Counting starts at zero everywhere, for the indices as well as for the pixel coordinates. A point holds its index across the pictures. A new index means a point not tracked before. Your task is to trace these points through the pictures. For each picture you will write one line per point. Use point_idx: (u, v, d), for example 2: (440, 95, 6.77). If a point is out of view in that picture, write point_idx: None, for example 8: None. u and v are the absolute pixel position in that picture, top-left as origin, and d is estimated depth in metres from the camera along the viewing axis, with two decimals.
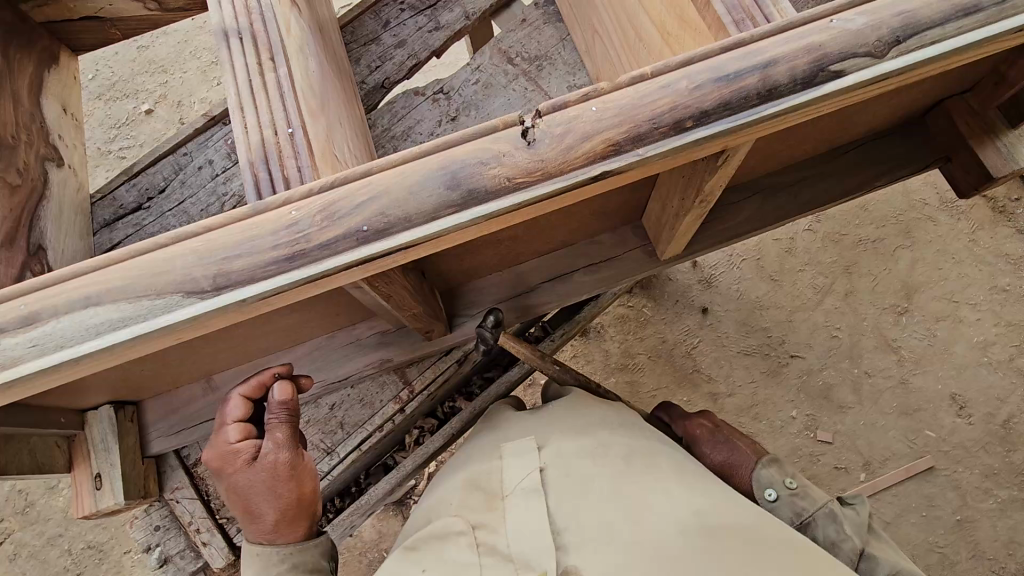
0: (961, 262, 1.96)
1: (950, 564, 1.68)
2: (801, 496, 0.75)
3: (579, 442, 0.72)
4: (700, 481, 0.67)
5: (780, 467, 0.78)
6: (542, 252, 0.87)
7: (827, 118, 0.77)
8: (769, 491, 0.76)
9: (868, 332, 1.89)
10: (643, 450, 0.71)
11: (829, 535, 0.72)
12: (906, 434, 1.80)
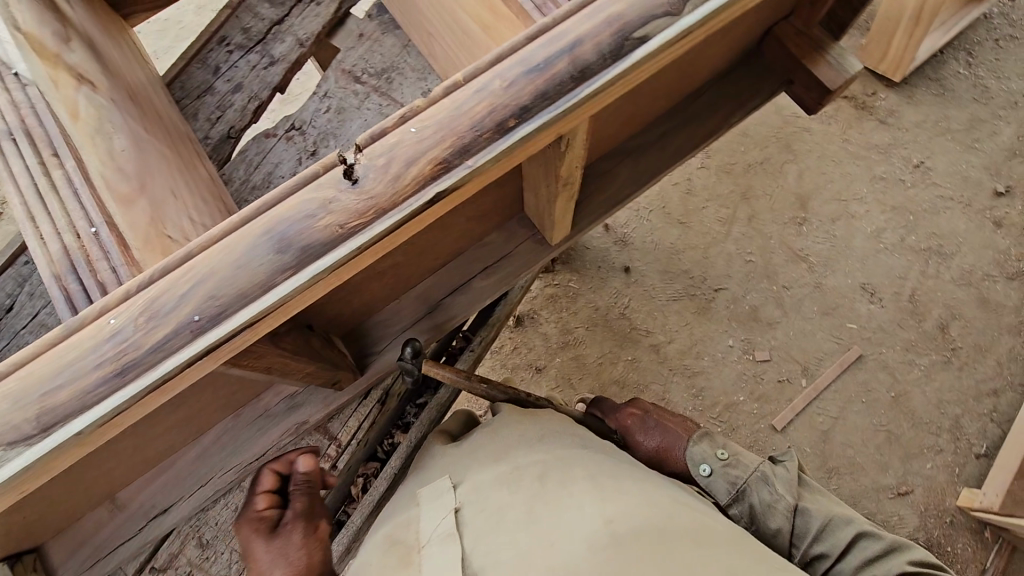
0: (840, 162, 2.10)
1: (897, 439, 1.83)
2: (732, 466, 0.92)
3: (497, 471, 0.76)
4: (619, 478, 0.73)
5: (709, 442, 0.95)
6: (436, 268, 0.85)
7: (664, 72, 0.78)
8: (705, 467, 0.93)
9: (777, 248, 2.00)
10: (560, 464, 0.75)
11: (764, 498, 0.88)
12: (832, 332, 1.92)
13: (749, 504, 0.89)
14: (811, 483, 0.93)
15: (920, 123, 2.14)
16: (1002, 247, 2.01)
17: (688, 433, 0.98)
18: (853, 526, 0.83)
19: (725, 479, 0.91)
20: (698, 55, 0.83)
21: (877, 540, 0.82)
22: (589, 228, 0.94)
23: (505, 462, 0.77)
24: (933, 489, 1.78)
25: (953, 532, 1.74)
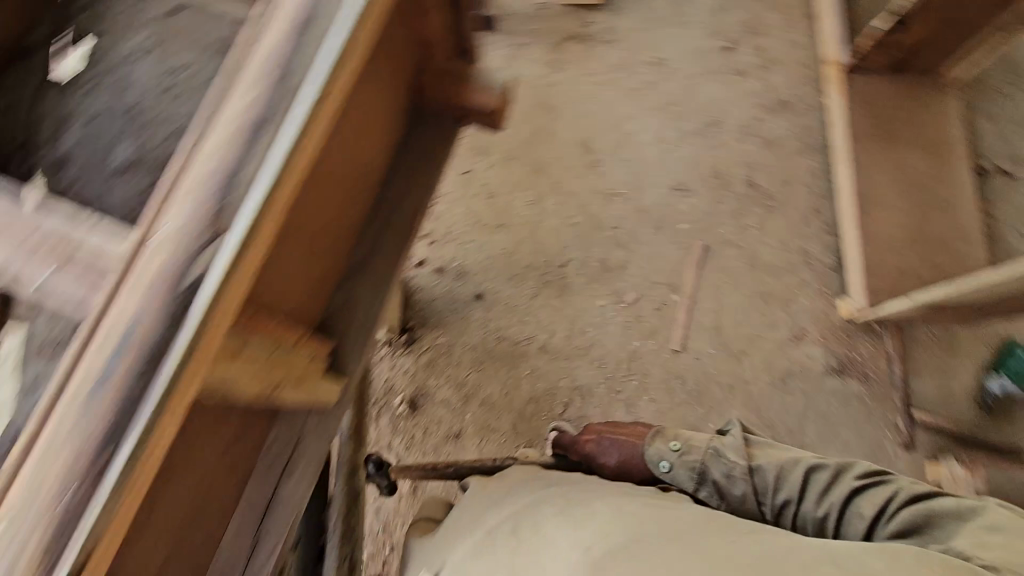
0: (596, 93, 2.20)
1: (772, 295, 1.99)
2: (686, 453, 1.16)
3: (506, 517, 0.99)
4: (601, 491, 1.01)
5: (662, 440, 1.21)
6: (244, 480, 0.88)
7: (308, 209, 0.75)
8: (664, 463, 1.17)
9: (592, 199, 2.08)
10: (560, 499, 0.99)
11: (722, 471, 1.11)
12: (673, 241, 2.04)
13: (711, 481, 1.11)
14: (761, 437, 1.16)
15: (639, 24, 2.27)
16: (756, 91, 2.22)
17: (642, 439, 1.25)
18: (801, 464, 1.06)
19: (691, 467, 1.14)
20: (336, 162, 0.79)
21: (825, 469, 1.04)
22: (371, 356, 0.97)
23: (511, 511, 1.00)
24: (819, 317, 1.98)
25: (851, 341, 1.97)
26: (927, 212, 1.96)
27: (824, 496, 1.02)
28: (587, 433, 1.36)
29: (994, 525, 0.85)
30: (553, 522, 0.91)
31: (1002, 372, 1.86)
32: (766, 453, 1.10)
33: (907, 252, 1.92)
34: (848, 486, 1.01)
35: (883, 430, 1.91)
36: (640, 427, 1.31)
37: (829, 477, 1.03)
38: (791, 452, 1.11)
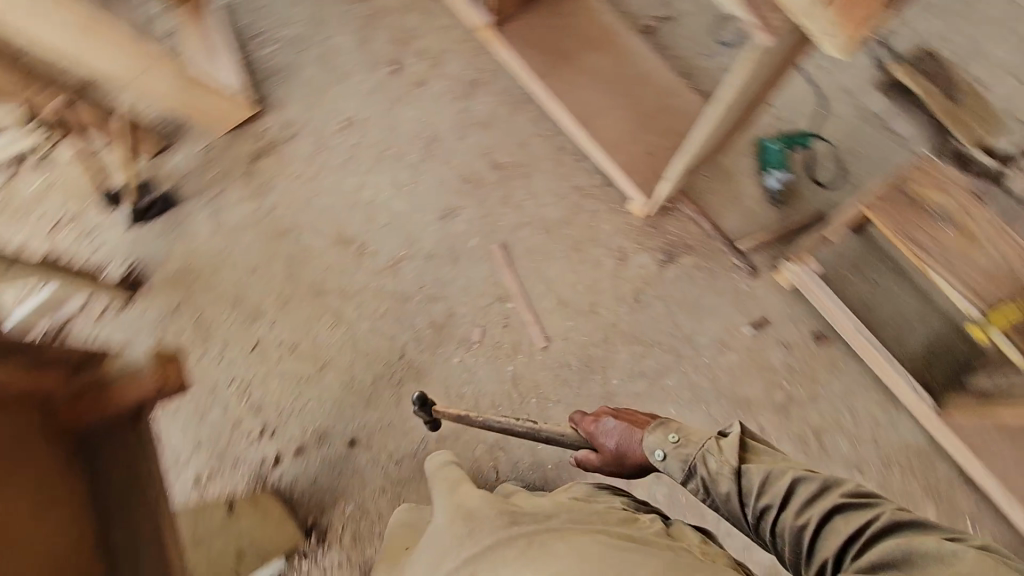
0: (315, 187, 2.10)
1: (580, 243, 2.10)
2: (682, 445, 1.18)
3: (494, 530, 1.07)
4: (582, 514, 1.11)
5: (662, 430, 1.22)
6: None
7: None
8: (659, 453, 1.20)
9: (384, 281, 2.01)
10: (550, 520, 1.08)
11: (712, 466, 1.13)
12: (473, 261, 2.06)
13: (699, 476, 1.15)
14: (760, 445, 1.17)
15: (306, 104, 2.17)
16: (444, 88, 2.22)
17: (643, 428, 1.28)
18: (787, 476, 1.07)
19: (682, 459, 1.17)
20: None
21: (813, 483, 1.05)
22: None
23: (504, 524, 1.08)
24: (626, 232, 2.11)
25: (661, 230, 2.12)
26: (638, 94, 2.10)
27: (806, 509, 1.03)
28: (592, 423, 1.39)
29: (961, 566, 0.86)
30: (547, 543, 1.01)
31: (768, 169, 2.13)
32: (762, 459, 1.12)
33: (647, 134, 2.04)
34: (834, 503, 1.02)
35: (732, 278, 2.09)
36: (644, 415, 1.36)
37: (810, 491, 1.04)
38: (783, 459, 1.12)
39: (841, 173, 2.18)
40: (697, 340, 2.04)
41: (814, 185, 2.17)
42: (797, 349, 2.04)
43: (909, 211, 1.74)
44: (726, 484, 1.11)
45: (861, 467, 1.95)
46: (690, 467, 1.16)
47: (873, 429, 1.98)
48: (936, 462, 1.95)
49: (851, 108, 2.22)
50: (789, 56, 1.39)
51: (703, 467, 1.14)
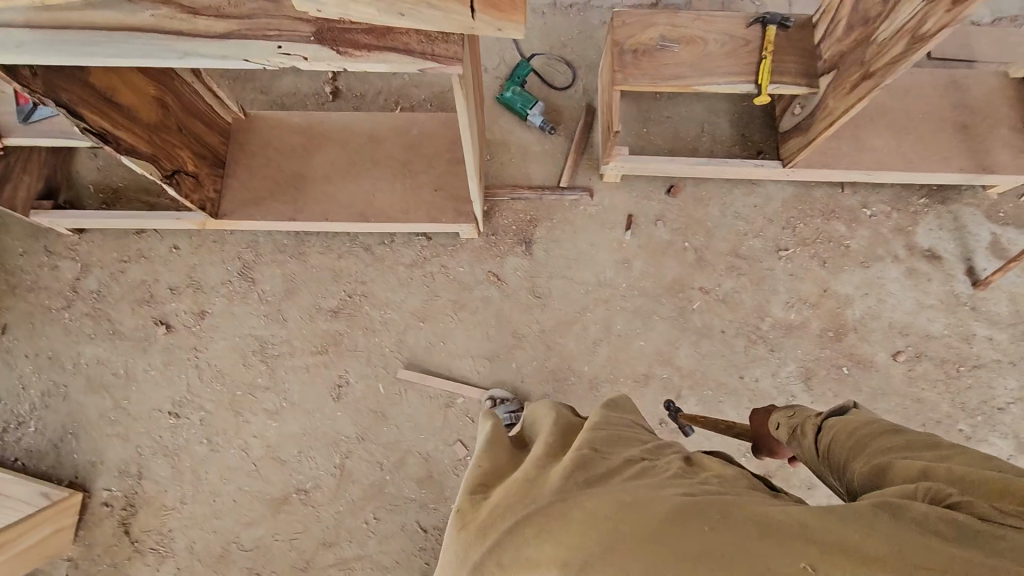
0: (206, 491, 1.82)
1: (458, 300, 2.02)
2: (794, 416, 1.12)
3: (519, 501, 0.77)
4: (574, 462, 0.81)
5: (791, 412, 1.15)
6: None
7: None
8: (777, 424, 1.15)
9: (347, 495, 1.83)
10: (534, 487, 0.78)
11: (801, 427, 1.05)
12: (397, 401, 1.91)
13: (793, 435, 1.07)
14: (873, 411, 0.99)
15: (122, 434, 1.85)
16: (224, 298, 1.97)
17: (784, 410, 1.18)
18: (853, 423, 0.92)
19: (785, 424, 1.12)
20: None
21: (876, 424, 0.90)
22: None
23: (502, 513, 0.76)
24: (481, 257, 2.07)
25: (501, 230, 2.11)
26: (382, 152, 1.95)
27: (851, 441, 0.90)
28: (755, 415, 1.27)
29: (1005, 493, 0.67)
30: (534, 530, 0.72)
31: (525, 112, 2.16)
32: (849, 414, 1.00)
33: (420, 177, 1.94)
34: (894, 441, 0.84)
35: (581, 211, 2.15)
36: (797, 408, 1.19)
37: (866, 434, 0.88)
38: (871, 417, 0.94)
39: (571, 66, 2.26)
40: (605, 278, 2.09)
41: (563, 91, 2.24)
42: (669, 213, 2.16)
43: (641, 60, 1.83)
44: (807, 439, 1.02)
45: (780, 245, 2.16)
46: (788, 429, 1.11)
47: (762, 213, 2.18)
48: (813, 194, 2.21)
49: (531, 16, 2.32)
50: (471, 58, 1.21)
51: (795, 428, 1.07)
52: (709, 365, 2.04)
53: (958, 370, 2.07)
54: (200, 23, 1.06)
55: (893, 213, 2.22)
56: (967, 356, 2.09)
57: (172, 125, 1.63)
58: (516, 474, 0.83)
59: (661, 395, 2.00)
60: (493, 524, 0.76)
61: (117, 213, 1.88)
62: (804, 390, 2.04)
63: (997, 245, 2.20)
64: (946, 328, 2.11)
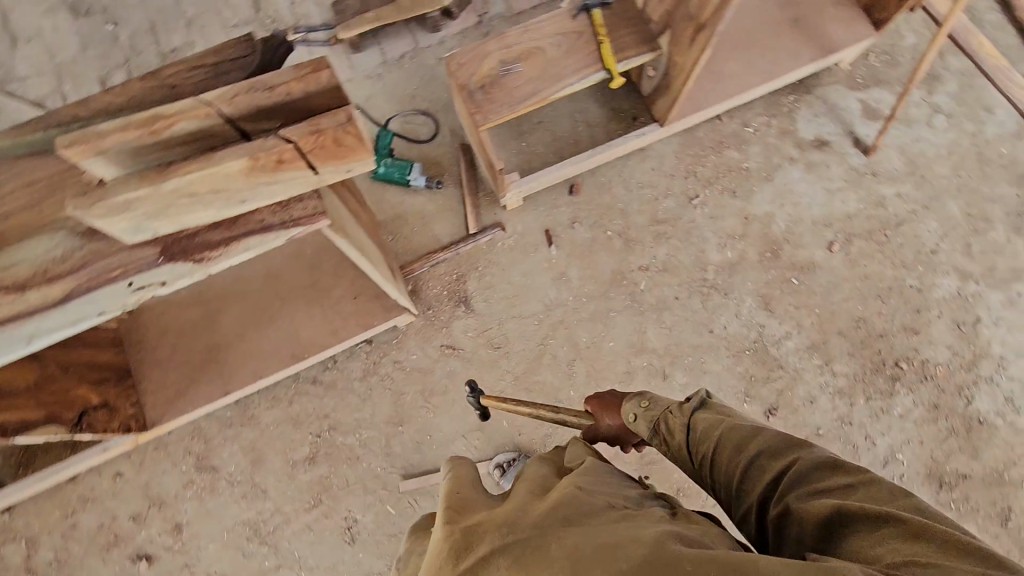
0: None
1: (425, 387, 1.95)
2: (654, 404, 1.06)
3: (503, 534, 0.73)
4: (555, 504, 0.79)
5: (645, 398, 1.09)
6: None
7: None
8: (632, 413, 1.07)
9: None
10: (510, 521, 0.76)
11: (670, 426, 1.01)
12: (412, 513, 1.85)
13: (657, 429, 1.03)
14: (730, 404, 1.00)
15: None
16: (194, 499, 1.83)
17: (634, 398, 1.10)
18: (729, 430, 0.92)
19: (642, 417, 1.06)
20: None
21: (773, 434, 0.89)
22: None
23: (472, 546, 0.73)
24: (427, 335, 2.01)
25: (435, 300, 2.05)
26: (286, 284, 1.83)
27: (747, 453, 0.88)
28: (603, 401, 1.18)
29: (960, 549, 0.68)
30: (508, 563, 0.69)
31: (406, 179, 2.10)
32: (721, 412, 0.98)
33: (335, 292, 1.85)
34: (785, 463, 0.85)
35: (501, 247, 2.11)
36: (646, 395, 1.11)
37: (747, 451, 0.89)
38: (752, 422, 0.94)
39: (428, 115, 2.23)
40: (551, 299, 2.07)
41: (432, 142, 2.21)
42: (580, 211, 2.16)
43: (494, 91, 1.84)
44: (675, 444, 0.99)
45: (690, 194, 2.20)
46: (647, 422, 1.05)
47: (662, 173, 2.22)
48: (697, 135, 2.26)
49: (368, 85, 2.28)
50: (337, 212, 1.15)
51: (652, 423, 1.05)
52: (680, 335, 2.05)
53: (889, 233, 2.17)
54: (32, 295, 0.94)
55: (771, 120, 2.30)
56: (890, 218, 2.19)
57: (55, 372, 1.51)
58: (491, 511, 0.81)
59: (650, 382, 2.00)
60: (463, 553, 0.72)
61: (42, 471, 1.74)
62: (767, 316, 2.07)
63: (867, 109, 2.32)
64: (861, 201, 2.21)
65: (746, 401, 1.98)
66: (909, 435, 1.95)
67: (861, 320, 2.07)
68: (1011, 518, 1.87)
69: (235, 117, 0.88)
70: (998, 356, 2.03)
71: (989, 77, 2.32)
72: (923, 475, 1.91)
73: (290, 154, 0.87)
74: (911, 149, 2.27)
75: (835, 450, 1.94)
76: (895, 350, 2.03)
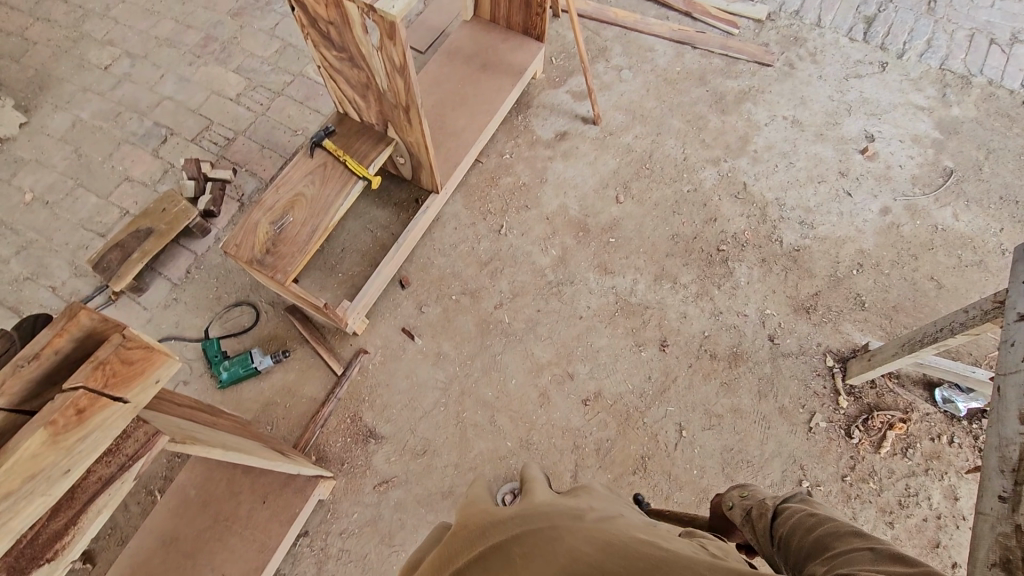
0: None
1: (382, 533, 1.88)
2: (747, 497, 1.11)
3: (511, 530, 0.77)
4: (558, 508, 0.82)
5: (739, 493, 1.15)
6: None
7: None
8: (729, 503, 1.13)
9: None
10: (527, 518, 0.79)
11: (759, 511, 1.03)
12: None
13: (746, 514, 1.06)
14: (821, 503, 0.99)
15: None
16: None
17: (735, 491, 1.16)
18: (796, 497, 1.01)
19: (738, 505, 1.10)
20: None
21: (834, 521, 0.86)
22: None
23: (479, 544, 0.77)
24: (356, 487, 1.95)
25: (344, 452, 2.01)
26: (187, 538, 1.70)
27: (806, 533, 0.87)
28: (717, 496, 1.25)
29: None
30: (520, 555, 0.70)
31: (252, 368, 2.07)
32: (807, 504, 0.99)
33: (241, 511, 1.75)
34: (857, 543, 0.77)
35: (374, 368, 2.15)
36: (746, 488, 1.16)
37: (799, 506, 0.97)
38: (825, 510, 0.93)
39: (240, 303, 2.25)
40: (443, 379, 2.13)
41: (258, 323, 2.22)
42: (420, 296, 2.29)
43: (279, 249, 1.92)
44: (739, 514, 1.08)
45: (496, 227, 2.44)
46: (742, 510, 1.08)
47: (464, 226, 2.44)
48: (471, 183, 2.54)
49: (169, 312, 2.25)
50: (178, 433, 1.15)
51: (730, 500, 1.14)
52: (560, 335, 2.21)
53: (649, 166, 2.58)
54: None
55: (517, 140, 2.66)
56: (642, 155, 2.61)
57: None
58: (496, 516, 0.85)
59: (564, 388, 2.11)
60: (467, 553, 0.77)
61: None
62: (612, 278, 2.32)
63: (576, 94, 2.79)
64: (616, 157, 2.61)
65: (642, 349, 2.18)
66: (763, 292, 2.28)
67: (676, 236, 2.40)
68: (866, 300, 2.25)
69: (12, 403, 0.89)
70: (775, 200, 2.48)
71: (635, 30, 2.93)
72: (793, 312, 2.23)
73: (87, 399, 0.89)
74: (623, 102, 2.75)
75: (727, 339, 2.19)
76: (712, 242, 2.39)
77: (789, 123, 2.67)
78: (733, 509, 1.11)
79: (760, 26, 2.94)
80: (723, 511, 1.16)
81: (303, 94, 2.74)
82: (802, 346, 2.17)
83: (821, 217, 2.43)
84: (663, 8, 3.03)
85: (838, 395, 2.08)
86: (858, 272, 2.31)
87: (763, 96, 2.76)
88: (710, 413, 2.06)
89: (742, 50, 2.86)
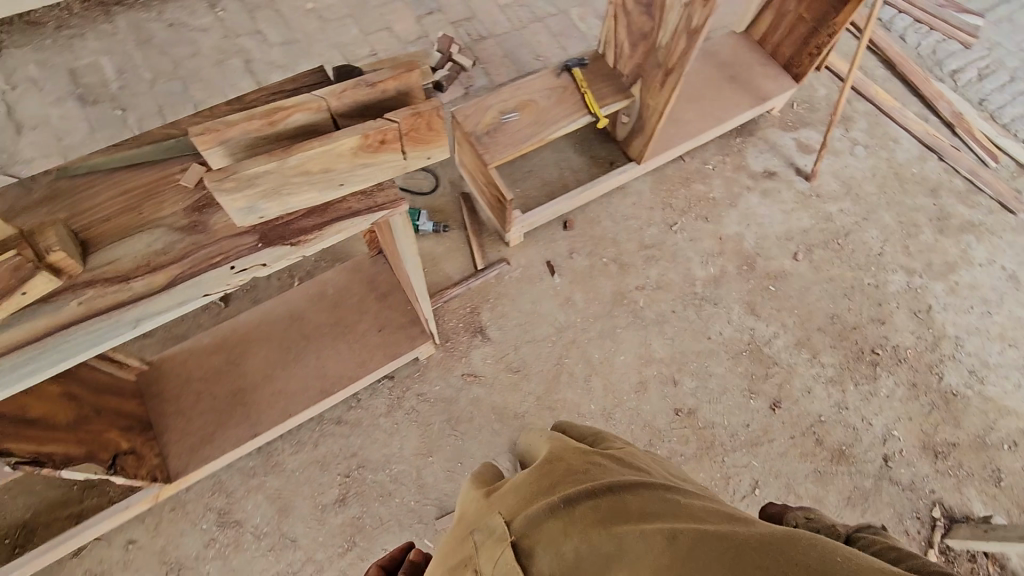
0: None
1: (451, 415, 1.99)
2: (810, 517, 0.96)
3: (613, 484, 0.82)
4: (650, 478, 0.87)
5: (805, 512, 1.00)
6: None
7: None
8: (789, 520, 0.99)
9: None
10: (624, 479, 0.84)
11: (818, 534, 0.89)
12: None
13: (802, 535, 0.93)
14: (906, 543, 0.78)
15: None
16: (216, 559, 1.74)
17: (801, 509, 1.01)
18: (870, 530, 0.83)
19: (800, 525, 0.96)
20: None
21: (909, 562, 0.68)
22: None
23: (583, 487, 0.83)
24: (448, 366, 2.07)
25: (451, 333, 2.13)
26: (310, 323, 1.91)
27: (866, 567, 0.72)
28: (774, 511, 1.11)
29: None
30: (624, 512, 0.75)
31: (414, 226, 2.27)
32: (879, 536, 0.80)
33: (360, 326, 1.92)
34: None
35: (508, 280, 2.25)
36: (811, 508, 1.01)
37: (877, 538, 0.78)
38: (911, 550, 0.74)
39: (428, 171, 2.44)
40: (561, 322, 2.20)
41: (434, 193, 2.40)
42: (576, 243, 2.35)
43: (496, 136, 2.04)
44: (796, 534, 0.94)
45: (670, 221, 2.45)
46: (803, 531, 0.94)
47: (642, 206, 2.46)
48: (667, 172, 2.56)
49: None
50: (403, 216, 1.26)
51: (792, 518, 0.99)
52: (682, 342, 2.20)
53: (840, 243, 2.47)
54: (137, 285, 0.99)
55: (726, 157, 2.64)
56: (838, 229, 2.50)
57: (89, 413, 1.47)
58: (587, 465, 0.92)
59: (663, 389, 2.11)
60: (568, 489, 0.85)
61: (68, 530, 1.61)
62: (754, 320, 2.27)
63: (802, 145, 2.71)
64: (813, 218, 2.52)
65: (752, 397, 2.12)
66: (899, 413, 2.14)
67: (835, 317, 2.31)
68: (1003, 478, 2.05)
69: (338, 110, 1.01)
70: (954, 336, 2.31)
71: (889, 115, 2.80)
72: (920, 448, 2.08)
73: (394, 134, 0.99)
74: (844, 173, 2.65)
75: (840, 435, 2.08)
76: (868, 340, 2.27)
77: (1005, 275, 2.46)
78: (791, 527, 0.97)
79: (1020, 172, 2.71)
80: (778, 524, 1.03)
81: (558, 29, 2.89)
82: (913, 483, 2.02)
83: (994, 377, 2.24)
84: (927, 110, 2.86)
85: (929, 547, 1.93)
86: (1009, 449, 2.10)
87: (991, 236, 2.55)
88: (790, 489, 1.99)
89: (990, 184, 2.65)
